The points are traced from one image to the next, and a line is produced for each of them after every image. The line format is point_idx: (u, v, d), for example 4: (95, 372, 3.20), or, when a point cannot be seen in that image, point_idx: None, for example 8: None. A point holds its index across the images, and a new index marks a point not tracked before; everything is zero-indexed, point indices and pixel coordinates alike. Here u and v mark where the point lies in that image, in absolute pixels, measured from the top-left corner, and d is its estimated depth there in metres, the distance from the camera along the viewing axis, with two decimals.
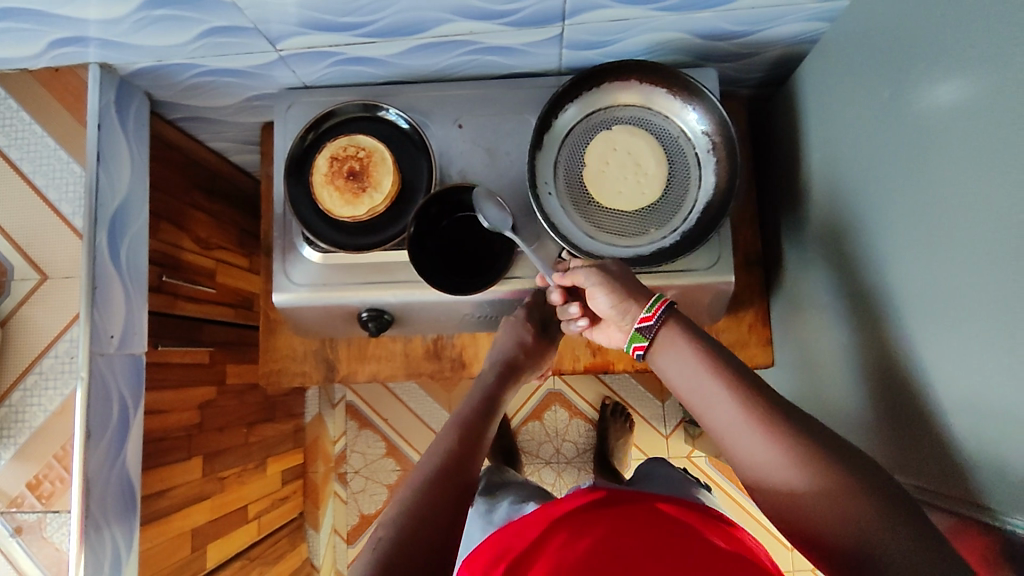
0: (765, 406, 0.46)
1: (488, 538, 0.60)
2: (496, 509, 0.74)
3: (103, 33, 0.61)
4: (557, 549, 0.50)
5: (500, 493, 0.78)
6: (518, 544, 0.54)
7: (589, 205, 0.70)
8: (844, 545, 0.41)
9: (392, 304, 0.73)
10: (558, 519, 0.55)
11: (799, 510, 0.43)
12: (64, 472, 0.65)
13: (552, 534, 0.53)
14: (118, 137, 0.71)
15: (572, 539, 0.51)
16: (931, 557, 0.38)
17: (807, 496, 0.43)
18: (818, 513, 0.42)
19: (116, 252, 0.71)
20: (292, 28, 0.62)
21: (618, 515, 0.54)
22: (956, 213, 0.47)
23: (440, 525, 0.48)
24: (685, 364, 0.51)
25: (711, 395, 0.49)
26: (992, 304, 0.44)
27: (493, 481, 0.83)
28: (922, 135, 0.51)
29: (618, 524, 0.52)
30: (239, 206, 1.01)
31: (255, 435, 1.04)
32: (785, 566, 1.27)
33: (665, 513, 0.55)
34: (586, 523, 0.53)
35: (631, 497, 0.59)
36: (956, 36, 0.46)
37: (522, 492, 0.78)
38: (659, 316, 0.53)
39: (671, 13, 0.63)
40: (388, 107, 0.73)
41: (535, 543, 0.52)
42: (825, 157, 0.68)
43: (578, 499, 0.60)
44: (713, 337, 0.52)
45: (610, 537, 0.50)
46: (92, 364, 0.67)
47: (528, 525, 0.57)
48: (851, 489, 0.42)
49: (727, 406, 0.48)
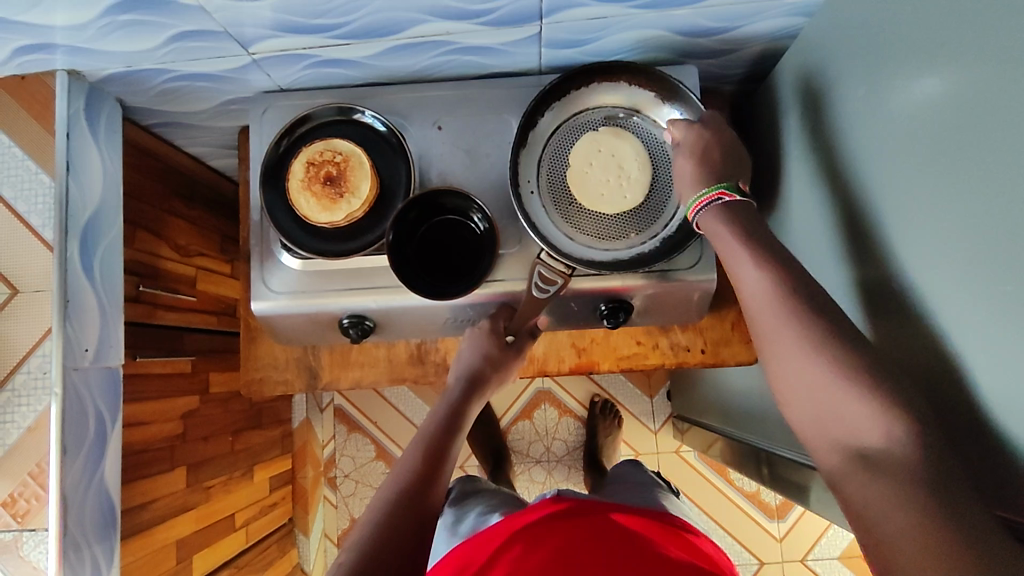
0: (822, 324, 0.49)
1: (456, 547, 0.66)
2: (463, 520, 0.75)
3: (69, 39, 0.60)
4: (511, 561, 0.55)
5: (468, 502, 0.78)
6: (479, 558, 0.59)
7: (570, 207, 0.69)
8: (868, 446, 0.44)
9: (374, 310, 0.72)
10: (517, 530, 0.61)
11: (839, 412, 0.46)
12: (39, 489, 0.67)
13: (509, 546, 0.58)
14: (89, 146, 0.69)
15: (525, 552, 0.56)
16: (945, 474, 0.40)
17: (846, 402, 0.46)
18: (853, 418, 0.45)
19: (90, 263, 0.70)
20: (266, 32, 0.61)
21: (573, 526, 0.59)
22: (938, 211, 0.47)
23: (405, 536, 0.53)
24: (753, 279, 0.53)
25: (765, 309, 0.52)
26: (974, 301, 0.43)
27: (464, 490, 0.82)
28: (905, 130, 0.50)
29: (569, 536, 0.57)
30: (219, 211, 1.00)
31: (241, 443, 1.03)
32: (773, 558, 1.27)
33: (618, 525, 0.60)
34: (541, 534, 0.58)
35: (589, 507, 0.64)
36: (935, 31, 0.46)
37: (492, 501, 0.77)
38: (697, 214, 0.60)
39: (649, 10, 0.62)
40: (363, 109, 0.72)
41: (494, 555, 0.58)
42: (807, 155, 0.67)
43: (542, 506, 0.65)
44: (779, 254, 0.54)
45: (562, 551, 0.55)
46: (66, 379, 0.66)
47: (489, 536, 0.62)
48: (881, 396, 0.44)
49: (785, 319, 0.50)
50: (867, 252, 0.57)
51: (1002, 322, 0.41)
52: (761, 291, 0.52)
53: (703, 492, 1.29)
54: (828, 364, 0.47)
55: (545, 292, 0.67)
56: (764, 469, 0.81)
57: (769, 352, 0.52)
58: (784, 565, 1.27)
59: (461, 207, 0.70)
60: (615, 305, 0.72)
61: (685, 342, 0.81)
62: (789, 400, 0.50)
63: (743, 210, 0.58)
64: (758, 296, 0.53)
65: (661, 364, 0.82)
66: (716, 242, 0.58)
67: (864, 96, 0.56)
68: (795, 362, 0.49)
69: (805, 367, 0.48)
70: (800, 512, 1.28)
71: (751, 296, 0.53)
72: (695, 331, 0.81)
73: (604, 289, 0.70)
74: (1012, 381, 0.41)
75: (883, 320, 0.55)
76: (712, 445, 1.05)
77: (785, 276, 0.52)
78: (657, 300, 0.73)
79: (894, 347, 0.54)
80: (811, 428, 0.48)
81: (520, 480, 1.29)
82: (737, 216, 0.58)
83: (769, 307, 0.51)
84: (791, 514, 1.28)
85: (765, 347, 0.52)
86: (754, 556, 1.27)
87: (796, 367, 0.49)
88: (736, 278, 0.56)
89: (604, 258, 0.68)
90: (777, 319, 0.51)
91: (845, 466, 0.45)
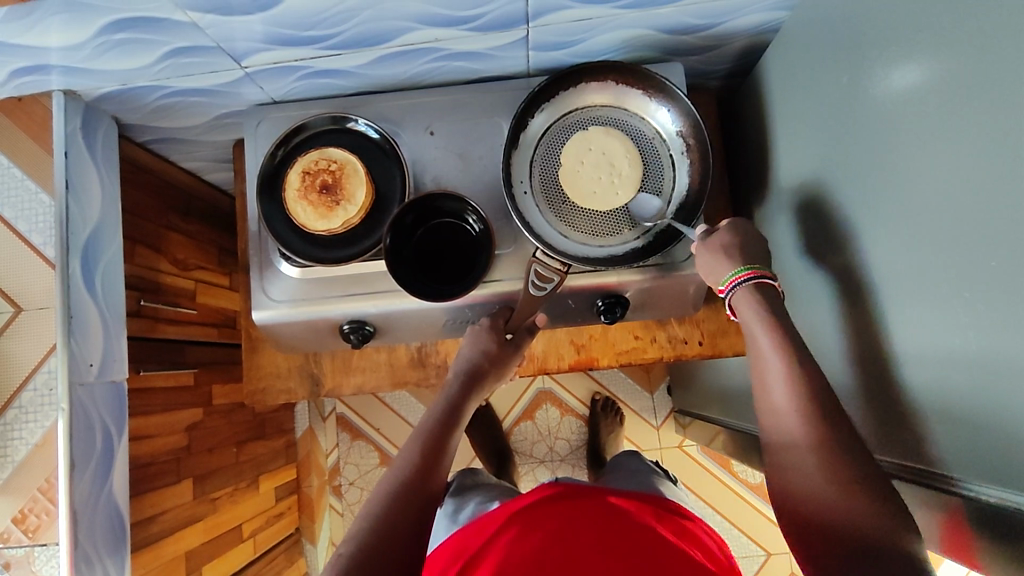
0: None
1: (454, 534, 0.66)
2: (462, 509, 0.76)
3: (65, 59, 0.60)
4: (506, 546, 0.56)
5: (468, 494, 0.79)
6: (474, 544, 0.60)
7: (564, 205, 0.71)
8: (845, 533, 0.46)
9: (374, 314, 0.73)
10: (513, 515, 0.61)
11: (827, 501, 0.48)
12: (49, 504, 0.67)
13: (506, 530, 0.59)
14: (87, 163, 0.70)
15: (519, 536, 0.57)
16: None
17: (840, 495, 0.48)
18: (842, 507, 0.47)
19: (91, 280, 0.71)
20: (258, 45, 0.62)
21: (567, 509, 0.60)
22: (919, 194, 0.48)
23: (405, 535, 0.53)
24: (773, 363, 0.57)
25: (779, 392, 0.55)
26: (958, 281, 0.44)
27: (465, 483, 0.83)
28: (885, 118, 0.51)
29: (563, 519, 0.58)
30: (216, 224, 1.01)
31: (246, 453, 1.04)
32: (780, 549, 1.28)
33: (612, 508, 0.61)
34: (538, 518, 0.59)
35: (586, 491, 0.65)
36: (910, 21, 0.47)
37: (491, 492, 0.79)
38: (747, 280, 0.61)
39: (633, 10, 0.63)
40: (356, 117, 0.73)
41: (491, 540, 0.59)
42: (793, 145, 0.69)
43: (536, 492, 0.66)
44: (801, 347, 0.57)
45: (557, 533, 0.56)
46: (72, 394, 0.66)
47: (484, 524, 0.63)
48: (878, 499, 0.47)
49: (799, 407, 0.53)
50: (854, 239, 0.58)
51: (983, 301, 0.42)
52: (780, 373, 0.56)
53: (706, 484, 1.31)
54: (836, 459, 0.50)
55: (542, 289, 0.68)
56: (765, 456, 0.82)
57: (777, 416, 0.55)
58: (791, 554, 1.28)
59: (456, 210, 0.71)
60: (612, 300, 0.73)
61: (682, 335, 0.83)
62: (783, 467, 0.53)
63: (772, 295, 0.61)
64: (779, 366, 0.56)
65: (659, 358, 0.83)
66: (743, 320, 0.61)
67: (845, 85, 0.57)
68: (800, 434, 0.52)
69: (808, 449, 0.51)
70: None
71: (771, 370, 0.56)
72: (691, 324, 0.83)
73: (599, 285, 0.71)
74: (990, 361, 0.42)
75: (871, 305, 0.56)
76: (715, 436, 1.06)
77: (796, 354, 0.56)
78: (651, 295, 0.74)
79: (884, 331, 0.55)
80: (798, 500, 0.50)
81: (525, 480, 1.30)
82: (765, 297, 0.60)
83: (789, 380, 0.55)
84: None
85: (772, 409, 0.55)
86: (760, 547, 1.28)
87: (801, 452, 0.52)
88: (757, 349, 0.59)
89: (599, 254, 0.70)
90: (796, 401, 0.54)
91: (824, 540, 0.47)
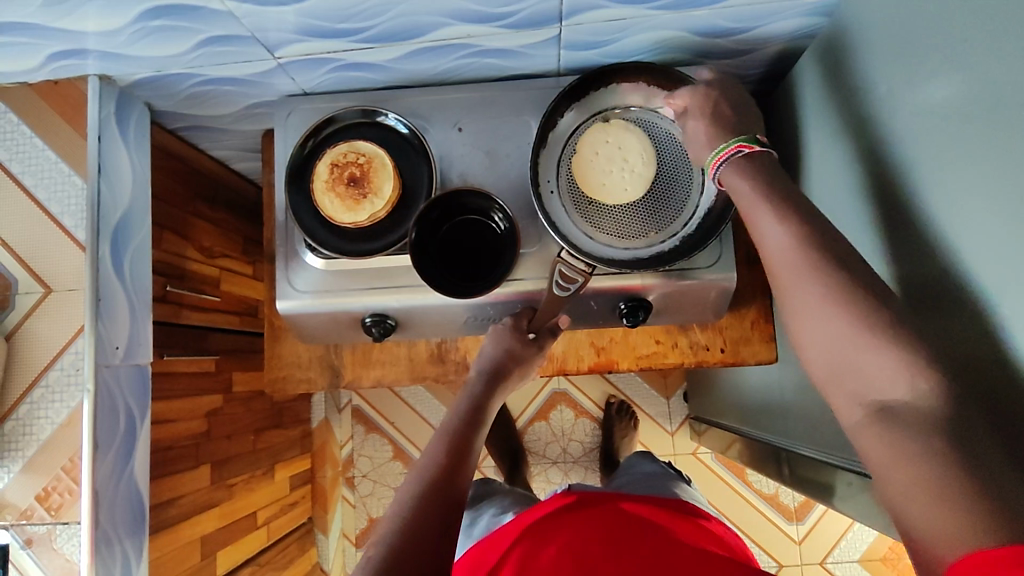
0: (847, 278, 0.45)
1: (474, 547, 0.66)
2: (478, 521, 0.76)
3: (101, 44, 0.61)
4: (523, 558, 0.56)
5: (484, 503, 0.79)
6: (492, 557, 0.60)
7: (590, 207, 0.70)
8: (879, 414, 0.41)
9: (395, 309, 0.73)
10: (528, 526, 0.61)
11: (862, 372, 0.42)
12: (73, 483, 0.67)
13: (520, 543, 0.59)
14: (118, 146, 0.72)
15: (535, 548, 0.57)
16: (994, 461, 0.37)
17: (876, 367, 0.42)
18: (880, 376, 0.42)
19: (120, 260, 0.72)
20: (290, 35, 0.62)
21: (583, 520, 0.59)
22: (952, 207, 0.46)
23: (432, 532, 0.53)
24: (779, 234, 0.48)
25: (787, 263, 0.47)
26: (990, 296, 0.43)
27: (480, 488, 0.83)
28: (920, 129, 0.50)
29: (580, 528, 0.58)
30: (243, 214, 1.01)
31: (263, 441, 1.05)
32: (794, 561, 1.27)
33: (627, 514, 0.61)
34: (551, 529, 0.59)
35: (599, 499, 0.65)
36: (950, 30, 0.46)
37: (506, 500, 0.78)
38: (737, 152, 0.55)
39: (666, 11, 0.63)
40: (386, 111, 0.74)
41: (506, 553, 0.59)
42: (825, 150, 0.68)
43: (551, 502, 0.65)
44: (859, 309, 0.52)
45: (574, 545, 0.55)
46: (98, 376, 0.68)
47: (501, 536, 0.63)
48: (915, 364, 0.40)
49: (810, 279, 0.46)
50: (885, 250, 0.57)
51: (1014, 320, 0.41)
52: (783, 243, 0.48)
53: (720, 493, 1.29)
54: (863, 324, 0.43)
55: (566, 289, 0.67)
56: (785, 468, 0.79)
57: (788, 316, 0.48)
58: (803, 566, 1.26)
59: (482, 207, 0.71)
60: (635, 303, 0.73)
61: (705, 341, 0.82)
62: (806, 344, 0.47)
63: (765, 162, 0.54)
64: (784, 249, 0.48)
65: (680, 364, 0.83)
66: (736, 197, 0.54)
67: (882, 93, 0.55)
68: (817, 302, 0.45)
69: (827, 318, 0.44)
70: (820, 513, 1.27)
71: (774, 246, 0.49)
72: (712, 330, 0.82)
73: (622, 287, 0.71)
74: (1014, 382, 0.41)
75: None
76: (730, 446, 1.05)
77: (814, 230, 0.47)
78: (671, 299, 0.74)
79: None
80: (827, 379, 0.45)
81: (537, 480, 1.30)
82: (763, 168, 0.54)
83: (793, 260, 0.47)
84: (810, 515, 1.27)
85: (784, 288, 0.48)
86: (773, 558, 1.27)
87: (821, 325, 0.45)
88: (756, 229, 0.51)
89: (624, 256, 0.69)
90: (804, 271, 0.46)
91: (861, 420, 0.42)
